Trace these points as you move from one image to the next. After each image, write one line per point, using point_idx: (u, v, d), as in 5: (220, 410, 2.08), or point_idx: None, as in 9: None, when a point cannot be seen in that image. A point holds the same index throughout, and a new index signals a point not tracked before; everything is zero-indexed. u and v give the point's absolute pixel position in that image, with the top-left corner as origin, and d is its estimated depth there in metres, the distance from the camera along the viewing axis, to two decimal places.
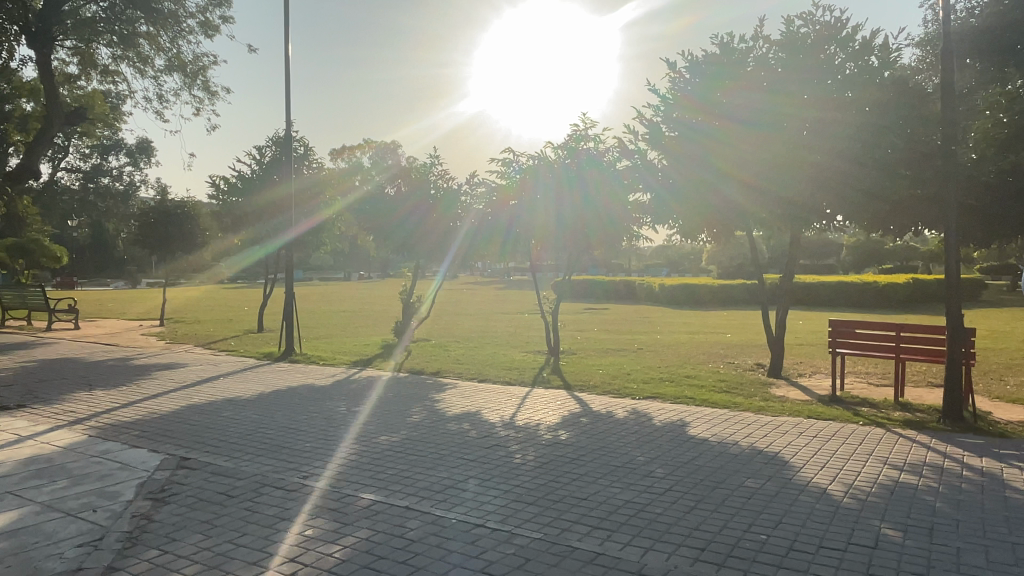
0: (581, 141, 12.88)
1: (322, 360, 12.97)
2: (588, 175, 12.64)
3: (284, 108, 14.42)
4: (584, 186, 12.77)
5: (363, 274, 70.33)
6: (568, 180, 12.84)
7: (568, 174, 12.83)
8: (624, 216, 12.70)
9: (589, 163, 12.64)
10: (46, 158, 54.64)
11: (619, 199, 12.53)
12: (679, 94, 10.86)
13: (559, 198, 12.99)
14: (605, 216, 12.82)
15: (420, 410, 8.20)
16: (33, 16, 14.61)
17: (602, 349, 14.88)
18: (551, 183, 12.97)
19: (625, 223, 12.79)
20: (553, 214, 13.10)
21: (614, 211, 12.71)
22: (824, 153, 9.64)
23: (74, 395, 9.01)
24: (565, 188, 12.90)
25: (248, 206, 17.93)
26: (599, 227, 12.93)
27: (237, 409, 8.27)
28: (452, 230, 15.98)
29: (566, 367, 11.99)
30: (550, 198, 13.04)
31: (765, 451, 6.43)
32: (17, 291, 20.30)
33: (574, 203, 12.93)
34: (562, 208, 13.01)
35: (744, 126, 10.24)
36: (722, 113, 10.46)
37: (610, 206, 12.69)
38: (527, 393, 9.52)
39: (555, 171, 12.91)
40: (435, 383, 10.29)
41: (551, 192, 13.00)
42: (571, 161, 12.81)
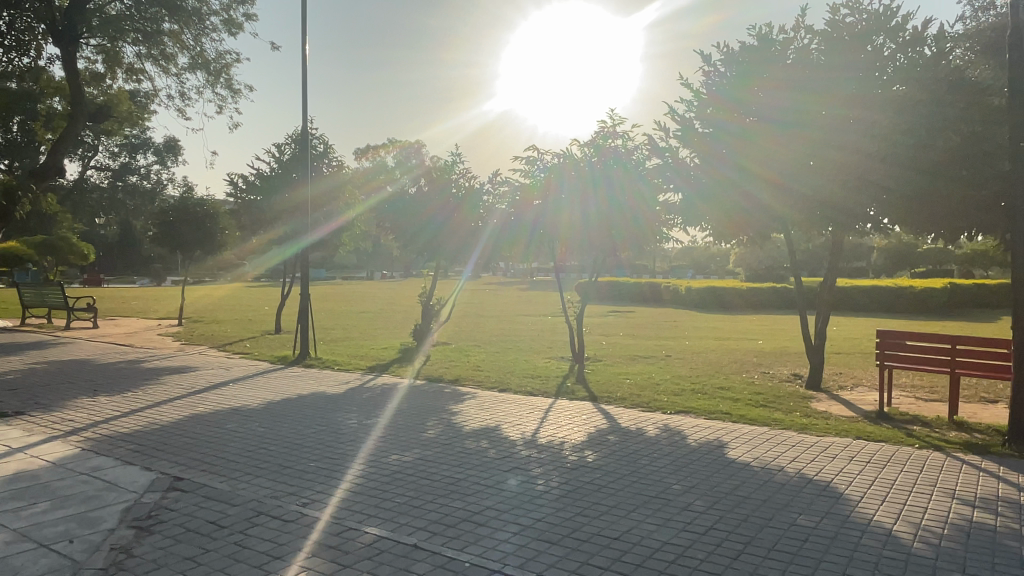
0: (608, 140, 12.31)
1: (337, 365, 12.50)
2: (614, 175, 12.06)
3: (301, 109, 14.07)
4: (609, 186, 12.17)
5: (386, 273, 70.23)
6: (593, 180, 12.27)
7: (593, 174, 12.27)
8: (651, 215, 12.11)
9: (615, 163, 12.06)
10: (75, 157, 55.17)
11: (645, 198, 11.97)
12: (709, 92, 10.41)
13: (584, 198, 12.40)
14: (631, 216, 12.24)
15: (436, 423, 7.67)
16: (59, 15, 14.38)
17: (628, 355, 14.23)
18: (575, 183, 12.39)
19: (651, 224, 12.20)
20: (578, 214, 12.52)
21: (641, 210, 12.12)
22: (852, 151, 8.92)
23: (76, 401, 8.61)
24: (589, 188, 12.33)
25: (268, 206, 17.57)
26: (625, 228, 12.35)
27: (242, 419, 7.81)
28: (475, 231, 15.43)
29: (592, 376, 11.37)
30: (574, 198, 12.46)
31: (815, 481, 5.78)
32: (37, 289, 20.16)
33: (599, 204, 12.34)
34: (586, 208, 12.43)
35: (774, 124, 9.75)
36: (750, 112, 10.05)
37: (636, 206, 12.11)
38: (550, 405, 8.94)
39: (579, 171, 12.34)
40: (452, 392, 9.76)
41: (576, 193, 12.43)
42: (596, 161, 12.24)
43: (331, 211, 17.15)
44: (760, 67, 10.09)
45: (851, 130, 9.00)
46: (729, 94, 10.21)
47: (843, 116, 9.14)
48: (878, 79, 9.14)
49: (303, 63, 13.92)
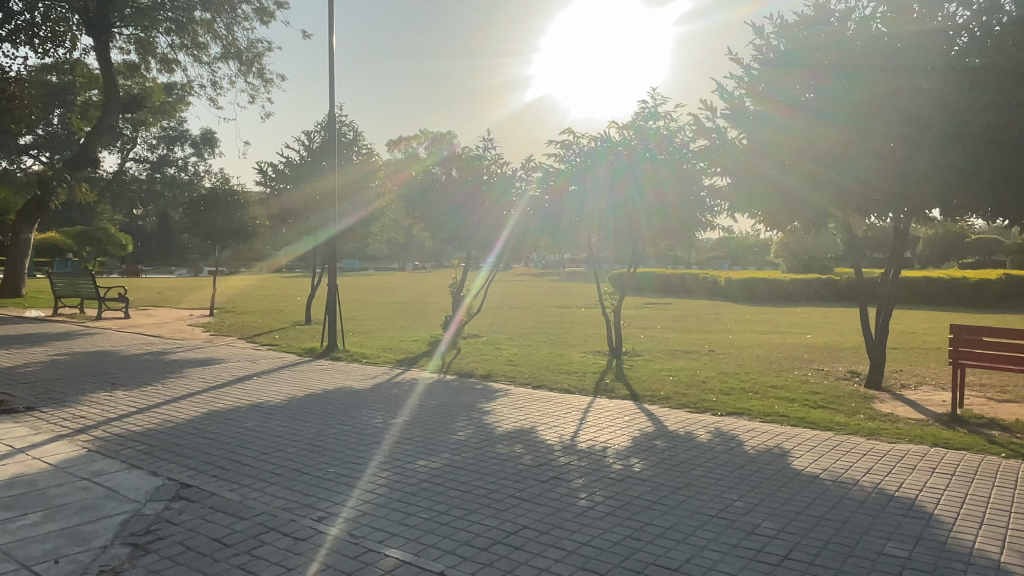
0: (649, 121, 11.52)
1: (365, 358, 12.00)
2: (642, 167, 11.36)
3: (329, 98, 13.58)
4: (637, 177, 11.48)
5: (419, 264, 70.27)
6: (622, 172, 11.54)
7: (622, 165, 11.53)
8: (681, 206, 11.40)
9: (644, 155, 11.34)
10: (114, 149, 56.30)
11: (672, 185, 11.30)
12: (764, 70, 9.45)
13: (613, 190, 11.74)
14: (660, 207, 11.55)
15: (466, 424, 7.09)
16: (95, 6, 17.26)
17: (669, 350, 13.48)
18: (603, 174, 11.72)
19: (682, 215, 11.46)
20: (607, 206, 11.88)
21: (670, 201, 11.43)
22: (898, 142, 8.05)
23: (93, 396, 8.26)
24: (618, 180, 11.62)
25: (297, 194, 17.21)
26: (655, 220, 11.69)
27: (261, 417, 7.33)
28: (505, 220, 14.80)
29: (632, 372, 10.71)
30: (603, 190, 11.80)
31: (897, 499, 5.05)
32: (70, 279, 20.14)
33: (627, 196, 11.67)
34: (614, 200, 11.78)
35: (812, 114, 8.84)
36: (789, 102, 9.12)
37: (665, 196, 11.43)
38: (589, 404, 8.29)
39: (607, 162, 11.64)
40: (484, 389, 9.19)
41: (605, 185, 11.77)
42: (625, 152, 11.51)
43: (360, 200, 16.71)
44: (803, 48, 9.16)
45: (896, 118, 8.06)
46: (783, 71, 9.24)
47: (889, 102, 8.12)
48: (937, 58, 8.00)
49: (330, 48, 13.45)
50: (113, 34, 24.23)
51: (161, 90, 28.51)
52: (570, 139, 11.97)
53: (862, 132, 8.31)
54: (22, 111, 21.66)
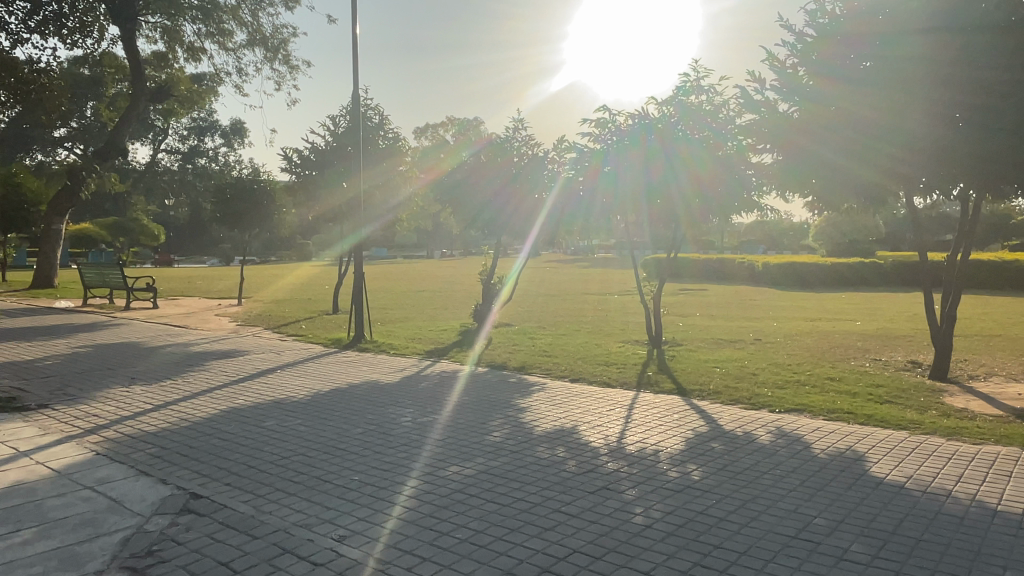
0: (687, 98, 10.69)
1: (393, 349, 11.49)
2: (676, 150, 10.70)
3: (353, 84, 13.02)
4: (672, 160, 10.80)
5: (447, 252, 69.91)
6: (655, 155, 10.86)
7: (655, 147, 10.84)
8: (721, 189, 10.64)
9: (677, 136, 10.69)
10: (147, 140, 56.86)
11: (709, 166, 10.58)
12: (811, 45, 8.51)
13: (647, 174, 11.00)
14: (697, 191, 10.80)
15: (502, 423, 6.53)
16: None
17: (713, 340, 12.75)
18: (636, 159, 10.99)
19: (721, 199, 10.71)
20: (641, 191, 11.11)
21: (707, 184, 10.70)
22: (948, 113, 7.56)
23: (110, 392, 7.88)
24: (651, 163, 10.92)
25: (322, 180, 16.77)
26: (691, 205, 10.93)
27: (283, 414, 6.84)
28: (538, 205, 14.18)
29: (676, 364, 10.03)
30: (637, 175, 11.06)
31: (1002, 515, 4.36)
32: (98, 269, 20.00)
33: (662, 181, 10.95)
34: (649, 184, 11.03)
35: (858, 84, 8.08)
36: (831, 74, 8.30)
37: (702, 179, 10.71)
38: (633, 400, 7.66)
39: (639, 146, 10.93)
40: (519, 383, 8.62)
41: (639, 171, 11.02)
42: (657, 134, 10.81)
43: (388, 186, 16.15)
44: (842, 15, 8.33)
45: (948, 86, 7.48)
46: (832, 46, 8.31)
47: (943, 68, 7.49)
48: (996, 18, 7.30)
49: (351, 32, 12.89)
50: (140, 23, 24.08)
51: (188, 79, 28.36)
52: (607, 118, 11.10)
53: (911, 108, 7.69)
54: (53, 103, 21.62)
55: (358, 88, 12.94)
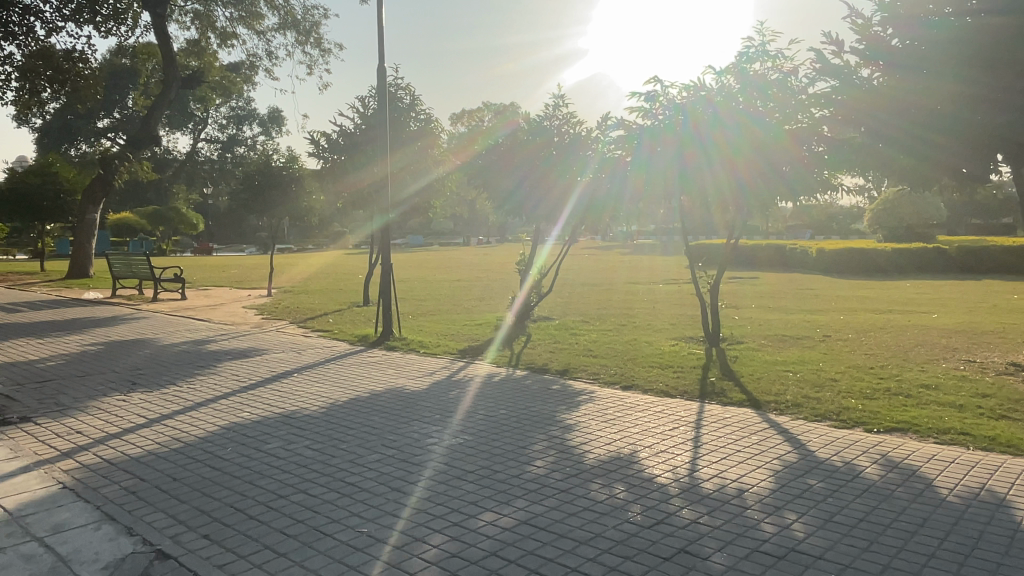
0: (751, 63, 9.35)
1: (423, 347, 10.49)
2: (712, 134, 9.34)
3: (379, 63, 11.98)
4: (706, 149, 9.45)
5: (484, 239, 68.98)
6: (689, 142, 9.55)
7: (690, 134, 9.53)
8: (757, 181, 9.27)
9: (713, 120, 9.28)
10: (186, 129, 57.20)
11: (745, 155, 9.21)
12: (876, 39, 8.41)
13: (680, 162, 9.75)
14: (730, 179, 9.43)
15: (547, 447, 5.45)
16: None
17: (776, 336, 11.45)
18: (669, 144, 9.76)
19: (753, 190, 9.36)
20: (673, 177, 9.87)
21: (742, 173, 9.32)
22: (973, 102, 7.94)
23: (106, 399, 7.04)
24: (685, 150, 9.64)
25: (350, 163, 15.98)
26: (724, 195, 9.60)
27: (291, 432, 5.85)
28: (569, 190, 12.49)
29: (741, 366, 8.83)
30: (671, 161, 9.82)
31: None
32: (126, 260, 19.49)
33: (695, 169, 9.62)
34: (683, 169, 9.73)
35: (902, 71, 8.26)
36: (878, 59, 8.41)
37: (735, 167, 9.30)
38: (699, 416, 6.52)
39: (672, 132, 9.66)
40: (564, 391, 7.54)
41: (673, 158, 9.78)
42: (692, 119, 9.44)
43: (420, 168, 15.18)
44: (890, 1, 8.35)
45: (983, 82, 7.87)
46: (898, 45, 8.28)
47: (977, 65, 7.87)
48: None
49: (377, 5, 11.88)
50: (171, 8, 23.59)
51: (221, 65, 27.90)
52: (658, 90, 9.62)
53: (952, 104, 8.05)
54: (86, 91, 21.26)
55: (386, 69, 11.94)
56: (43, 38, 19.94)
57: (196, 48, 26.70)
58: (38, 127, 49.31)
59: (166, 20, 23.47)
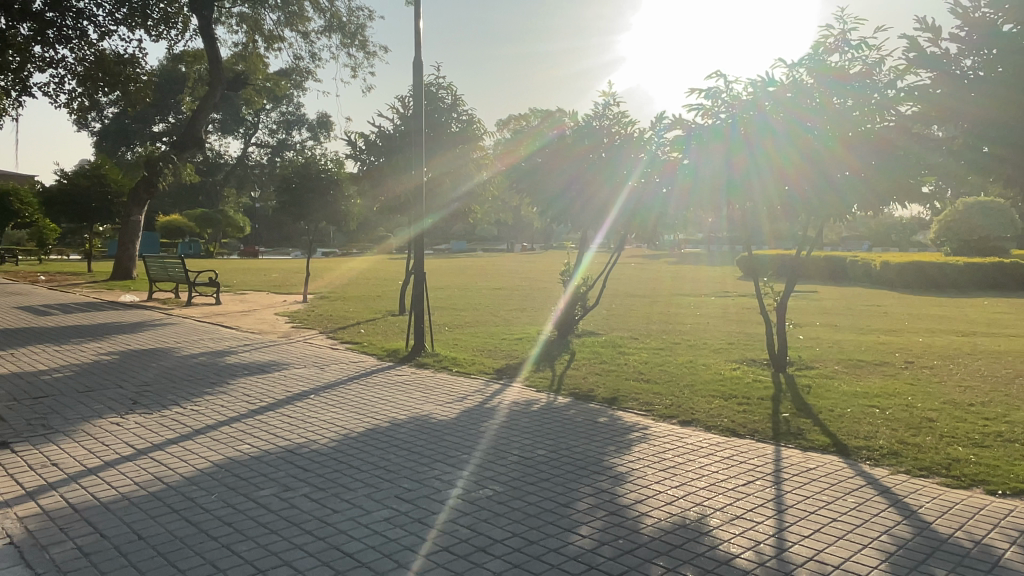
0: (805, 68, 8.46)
1: (456, 365, 9.61)
2: (762, 142, 8.47)
3: (414, 64, 11.14)
4: (757, 156, 8.55)
5: (527, 245, 68.18)
6: (739, 149, 8.62)
7: (740, 142, 8.62)
8: (810, 191, 8.42)
9: (762, 127, 8.44)
10: (237, 134, 57.93)
11: (797, 163, 8.36)
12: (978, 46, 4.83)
13: (727, 169, 8.75)
14: (780, 188, 8.54)
15: (596, 506, 4.44)
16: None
17: (851, 361, 10.21)
18: (716, 153, 8.79)
19: (804, 201, 8.48)
20: (719, 185, 8.87)
21: (793, 182, 8.45)
22: None
23: (99, 422, 6.31)
24: (734, 158, 8.69)
25: (388, 166, 15.28)
26: (773, 206, 8.62)
27: (290, 475, 4.94)
28: (610, 199, 11.40)
29: (817, 400, 7.66)
30: (716, 169, 8.82)
31: None
32: (161, 262, 19.12)
33: (745, 177, 8.65)
34: (730, 179, 8.75)
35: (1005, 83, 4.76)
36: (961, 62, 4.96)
37: (787, 175, 8.44)
38: (778, 466, 5.44)
39: (720, 140, 8.73)
40: (615, 426, 6.52)
41: (719, 165, 8.79)
42: (743, 126, 8.57)
43: (460, 172, 14.41)
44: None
45: None
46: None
47: None
48: None
49: (414, 6, 11.09)
50: (217, 10, 23.38)
51: (268, 69, 27.65)
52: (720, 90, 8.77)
53: None
54: (138, 94, 21.03)
55: (421, 72, 11.17)
56: (95, 42, 19.80)
57: (241, 49, 26.49)
58: (97, 131, 50.52)
59: (213, 23, 23.25)
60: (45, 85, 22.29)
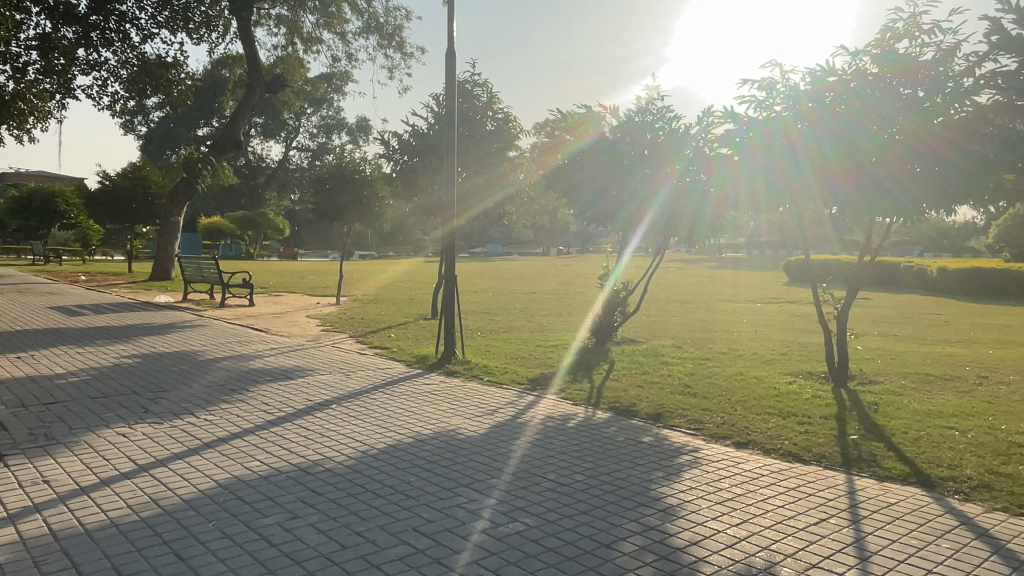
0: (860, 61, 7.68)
1: (489, 373, 9.06)
2: (805, 145, 7.67)
3: (448, 61, 10.59)
4: (800, 159, 7.75)
5: (564, 249, 67.49)
6: (780, 153, 7.83)
7: (781, 146, 7.81)
8: (858, 194, 7.57)
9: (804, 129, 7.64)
10: (278, 138, 58.52)
11: (843, 165, 7.54)
12: None
13: (768, 174, 8.01)
14: (825, 192, 7.74)
15: (643, 547, 3.82)
16: None
17: (917, 376, 9.35)
18: (756, 156, 8.04)
19: (851, 204, 7.65)
20: (759, 189, 8.18)
21: (839, 185, 7.62)
22: None
23: (106, 432, 5.90)
24: (775, 162, 7.90)
25: (422, 167, 14.86)
26: (818, 206, 7.94)
27: (298, 499, 4.42)
28: (647, 198, 10.70)
29: (886, 419, 6.90)
30: (756, 173, 8.11)
31: None
32: (195, 263, 18.98)
33: (787, 181, 7.89)
34: (771, 183, 8.03)
35: None
36: None
37: (831, 176, 7.61)
38: (853, 500, 4.74)
39: (760, 144, 7.93)
40: (662, 446, 5.87)
41: (760, 170, 8.07)
42: (783, 129, 7.75)
43: (495, 173, 13.84)
44: None
45: None
46: None
47: None
48: None
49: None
50: (256, 12, 23.27)
51: (306, 71, 27.56)
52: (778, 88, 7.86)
53: None
54: (180, 98, 21.00)
55: (456, 67, 10.60)
56: (137, 46, 19.77)
57: (281, 52, 26.51)
58: (143, 134, 51.48)
59: (252, 25, 23.18)
60: (88, 87, 22.43)
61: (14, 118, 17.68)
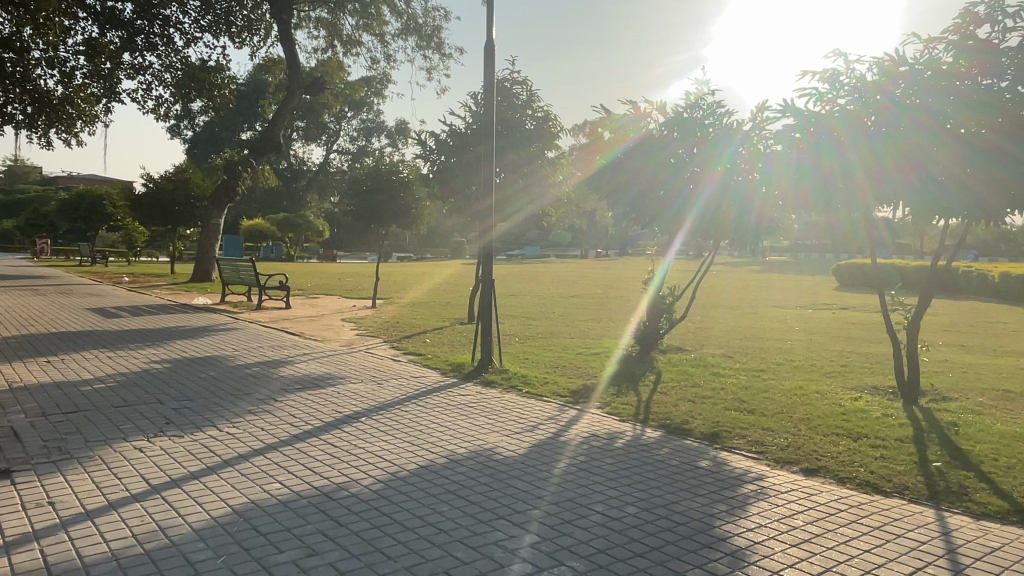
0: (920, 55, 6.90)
1: (528, 383, 8.56)
2: (855, 143, 7.01)
3: (487, 58, 10.10)
4: (849, 159, 7.09)
5: (603, 252, 66.62)
6: (828, 154, 7.21)
7: (829, 146, 7.20)
8: (911, 194, 6.83)
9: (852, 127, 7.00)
10: (319, 141, 58.95)
11: (895, 164, 6.83)
12: None
13: (816, 176, 7.41)
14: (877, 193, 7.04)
15: None
16: None
17: (995, 392, 8.53)
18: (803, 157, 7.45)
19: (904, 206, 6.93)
20: (807, 191, 7.58)
21: (891, 185, 6.91)
22: None
23: (124, 445, 5.55)
24: (823, 163, 7.29)
25: (460, 168, 14.44)
26: (871, 209, 7.26)
27: (318, 532, 3.97)
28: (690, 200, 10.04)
29: (970, 444, 6.18)
30: (804, 176, 7.51)
31: None
32: (233, 266, 18.88)
33: (837, 183, 7.27)
34: (822, 185, 7.40)
35: None
36: None
37: (882, 177, 6.94)
38: (950, 543, 4.10)
39: (807, 143, 7.36)
40: (722, 472, 5.27)
41: (807, 172, 7.47)
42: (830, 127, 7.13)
43: (535, 173, 13.33)
44: None
45: None
46: None
47: None
48: None
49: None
50: (296, 15, 23.17)
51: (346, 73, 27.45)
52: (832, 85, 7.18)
53: None
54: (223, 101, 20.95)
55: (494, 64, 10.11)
56: (181, 50, 19.73)
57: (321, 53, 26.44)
58: (188, 138, 52.33)
59: (293, 28, 23.10)
60: (133, 91, 22.59)
61: (62, 122, 17.77)
